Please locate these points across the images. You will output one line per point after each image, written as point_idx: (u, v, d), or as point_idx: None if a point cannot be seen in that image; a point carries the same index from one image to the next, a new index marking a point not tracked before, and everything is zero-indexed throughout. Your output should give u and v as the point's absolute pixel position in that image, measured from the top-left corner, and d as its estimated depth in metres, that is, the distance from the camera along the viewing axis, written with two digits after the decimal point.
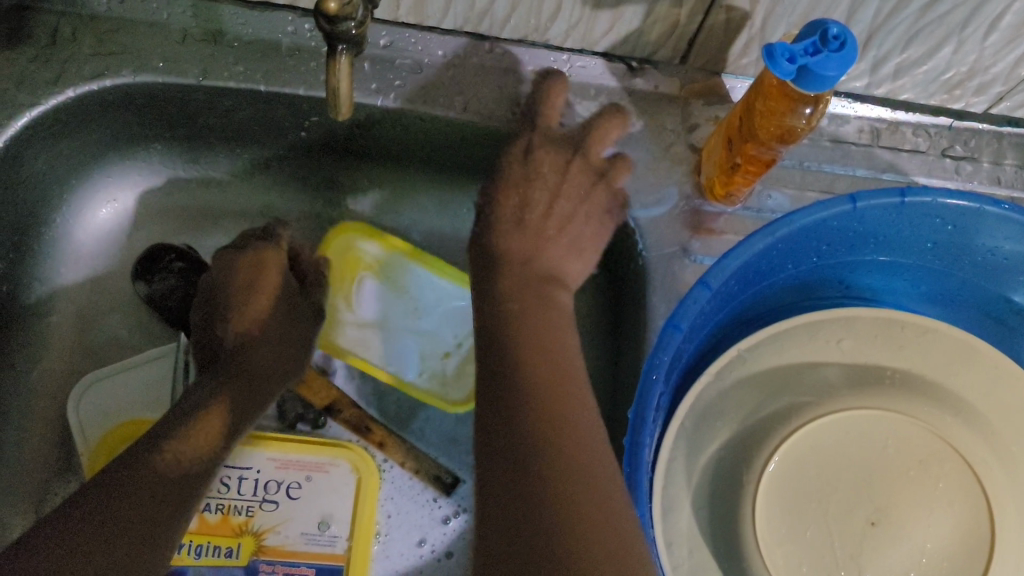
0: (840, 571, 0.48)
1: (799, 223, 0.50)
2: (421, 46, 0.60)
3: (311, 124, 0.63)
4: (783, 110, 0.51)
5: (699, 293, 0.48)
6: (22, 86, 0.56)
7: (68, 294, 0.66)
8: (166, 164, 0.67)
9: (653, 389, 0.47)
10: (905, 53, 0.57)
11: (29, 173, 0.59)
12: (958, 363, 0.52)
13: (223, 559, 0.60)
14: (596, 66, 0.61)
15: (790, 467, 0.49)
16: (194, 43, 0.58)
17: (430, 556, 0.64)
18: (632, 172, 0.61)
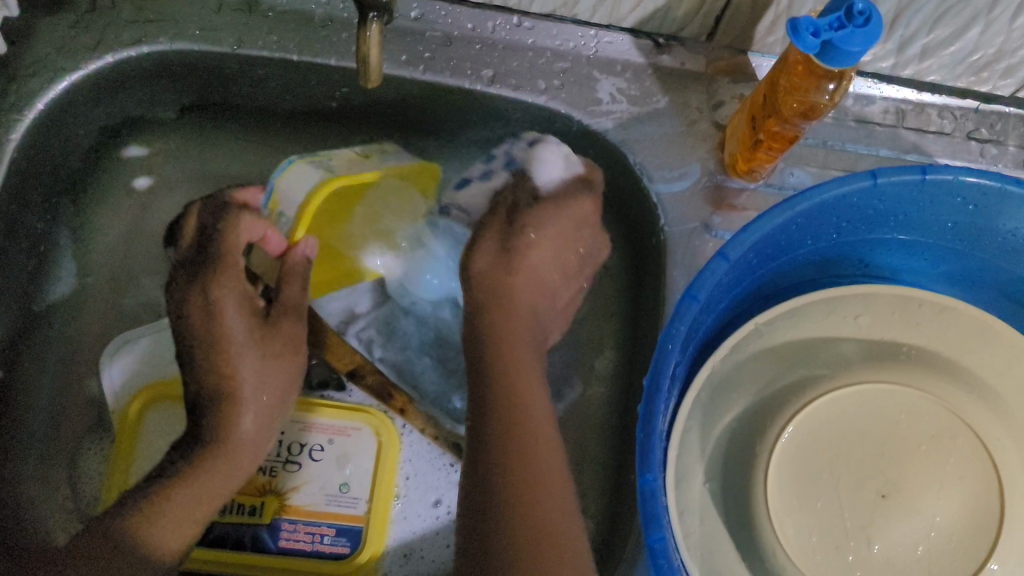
0: (849, 541, 0.48)
1: (821, 199, 0.50)
2: (451, 19, 0.61)
3: (341, 95, 0.64)
4: (807, 87, 0.51)
5: (717, 264, 0.48)
6: (62, 50, 0.58)
7: (102, 257, 0.67)
8: (200, 131, 0.69)
9: (669, 358, 0.47)
10: (932, 34, 0.57)
11: (68, 136, 0.61)
12: (974, 340, 0.52)
13: (246, 517, 0.62)
14: (623, 42, 0.62)
15: (803, 439, 0.50)
16: (229, 12, 0.60)
17: (447, 517, 0.64)
18: (655, 146, 0.61)
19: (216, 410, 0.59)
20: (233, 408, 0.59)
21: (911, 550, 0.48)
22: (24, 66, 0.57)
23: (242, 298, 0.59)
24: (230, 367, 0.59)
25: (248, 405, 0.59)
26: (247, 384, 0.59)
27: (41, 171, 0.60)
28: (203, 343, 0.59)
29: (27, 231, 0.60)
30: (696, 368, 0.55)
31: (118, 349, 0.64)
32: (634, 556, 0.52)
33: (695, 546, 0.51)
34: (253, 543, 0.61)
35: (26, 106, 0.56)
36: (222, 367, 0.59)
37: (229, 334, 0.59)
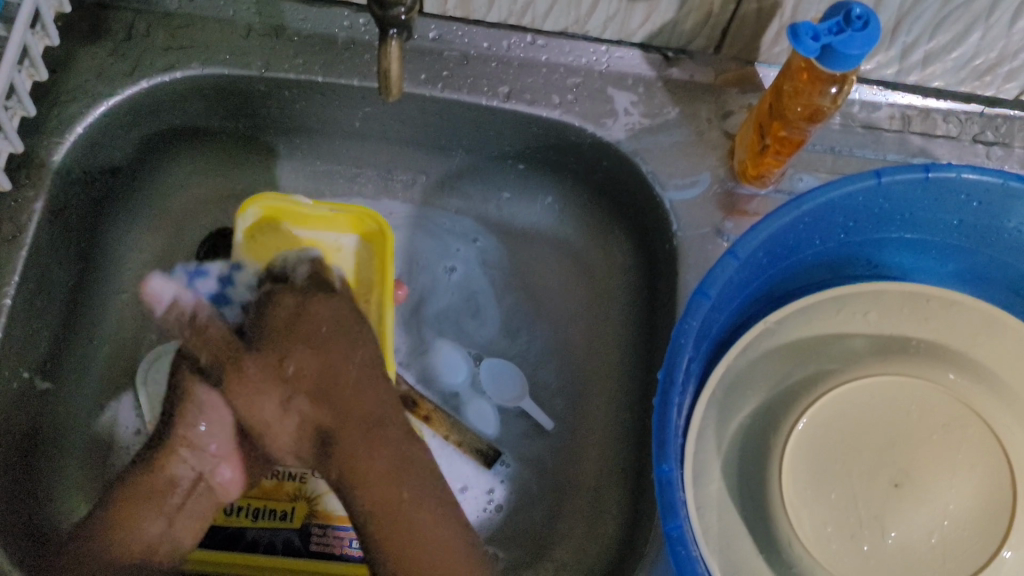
0: (864, 530, 0.49)
1: (826, 198, 0.52)
2: (468, 39, 0.64)
3: (364, 114, 0.67)
4: (810, 91, 0.53)
5: (727, 262, 0.50)
6: (101, 77, 0.61)
7: (135, 275, 0.70)
8: (231, 153, 0.72)
9: (682, 352, 0.48)
10: (933, 40, 0.59)
11: (106, 159, 0.64)
12: (982, 332, 0.54)
13: (279, 523, 0.64)
14: (633, 57, 0.65)
15: (817, 433, 0.51)
16: (257, 37, 0.63)
17: (482, 509, 0.65)
18: (666, 155, 0.62)
19: (138, 502, 0.58)
20: (137, 514, 0.58)
21: (926, 540, 0.49)
22: (64, 94, 0.60)
23: (202, 455, 0.61)
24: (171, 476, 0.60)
25: (201, 507, 0.60)
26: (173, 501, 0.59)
27: (82, 192, 0.63)
28: (149, 481, 0.59)
29: (67, 250, 0.63)
30: (710, 368, 0.56)
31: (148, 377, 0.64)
32: (655, 553, 0.53)
33: (713, 541, 0.52)
34: (284, 548, 0.63)
35: (67, 129, 0.59)
36: (155, 484, 0.59)
37: (163, 478, 0.60)
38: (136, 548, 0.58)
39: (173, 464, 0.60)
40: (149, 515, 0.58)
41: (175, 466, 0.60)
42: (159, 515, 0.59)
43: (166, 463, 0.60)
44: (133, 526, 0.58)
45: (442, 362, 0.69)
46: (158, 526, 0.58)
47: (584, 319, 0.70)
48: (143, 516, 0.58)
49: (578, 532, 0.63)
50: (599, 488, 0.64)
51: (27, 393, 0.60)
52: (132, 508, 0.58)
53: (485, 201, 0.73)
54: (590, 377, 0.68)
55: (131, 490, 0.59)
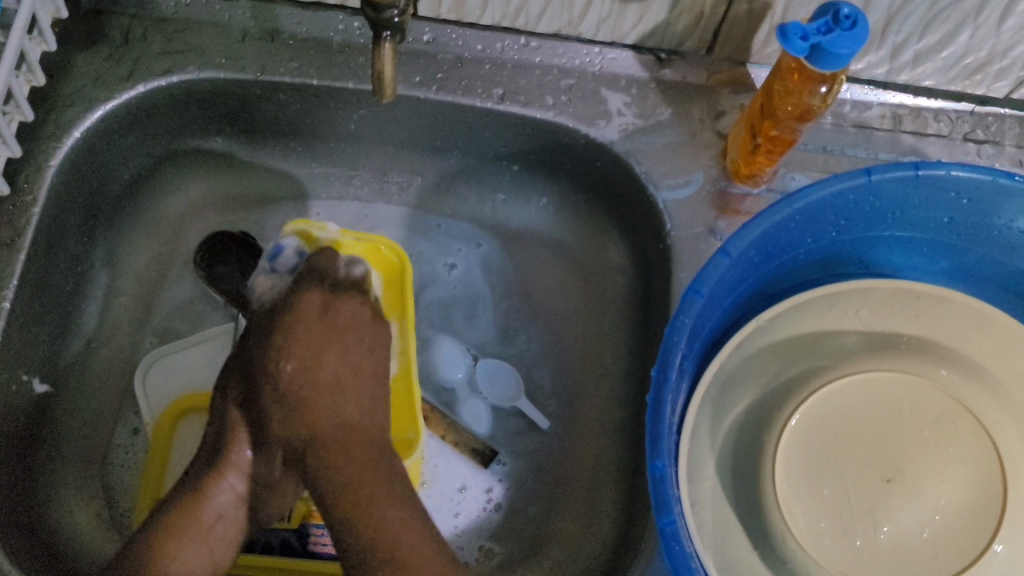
0: (857, 525, 0.50)
1: (817, 196, 0.52)
2: (462, 41, 0.65)
3: (360, 117, 0.68)
4: (801, 90, 0.54)
5: (719, 261, 0.50)
6: (98, 82, 0.61)
7: (133, 279, 0.70)
8: (227, 156, 0.72)
9: (675, 349, 0.48)
10: (922, 40, 0.59)
11: (104, 163, 0.64)
12: (973, 329, 0.54)
13: (276, 523, 0.64)
14: (626, 58, 0.65)
15: (809, 428, 0.52)
16: (253, 41, 0.63)
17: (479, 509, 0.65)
18: (659, 155, 0.63)
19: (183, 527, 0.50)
20: (184, 536, 0.50)
21: (918, 534, 0.49)
22: (61, 99, 0.61)
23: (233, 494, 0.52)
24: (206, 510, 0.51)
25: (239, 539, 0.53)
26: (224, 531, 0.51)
27: (79, 196, 0.63)
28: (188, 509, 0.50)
29: (65, 253, 0.63)
30: (703, 366, 0.56)
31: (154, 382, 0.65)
32: (651, 551, 0.54)
33: (708, 538, 0.52)
34: (282, 546, 0.64)
35: (64, 134, 0.60)
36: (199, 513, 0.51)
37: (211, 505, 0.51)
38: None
39: (212, 493, 0.52)
40: (203, 535, 0.50)
41: (219, 493, 0.52)
42: (213, 540, 0.51)
43: (210, 491, 0.52)
44: (181, 549, 0.49)
45: (443, 358, 0.69)
46: (208, 545, 0.51)
47: (580, 319, 0.70)
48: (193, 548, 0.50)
49: (574, 530, 0.64)
50: (595, 487, 0.65)
51: (25, 396, 0.60)
52: (195, 527, 0.50)
53: (481, 202, 0.73)
54: (586, 377, 0.69)
55: (180, 511, 0.50)
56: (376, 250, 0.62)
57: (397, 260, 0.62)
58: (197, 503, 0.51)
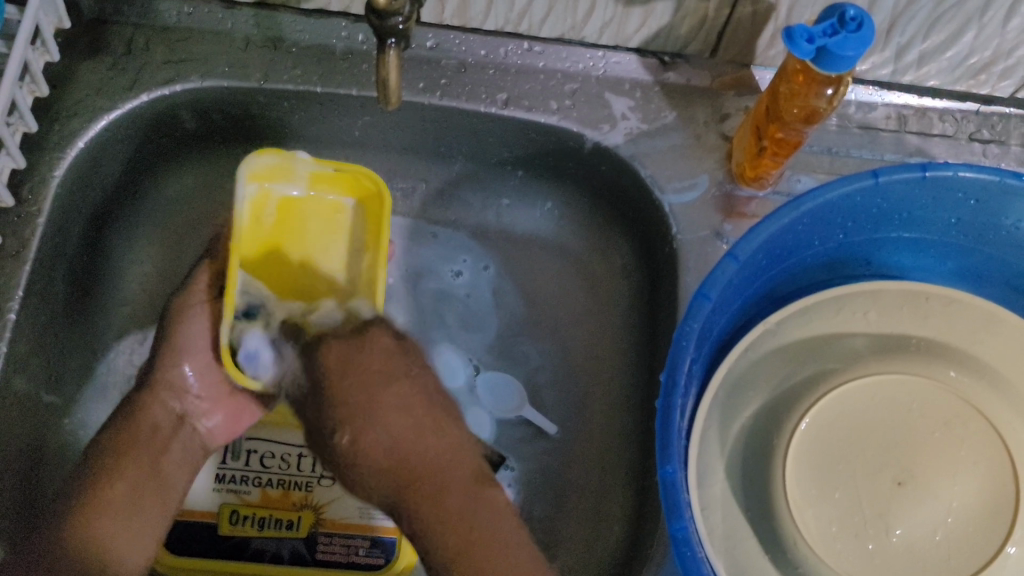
0: (868, 528, 0.50)
1: (824, 198, 0.52)
2: (465, 47, 0.64)
3: (363, 124, 0.68)
4: (806, 93, 0.53)
5: (727, 264, 0.50)
6: (101, 92, 0.61)
7: (138, 288, 0.70)
8: (231, 163, 0.72)
9: (684, 354, 0.48)
10: (927, 41, 0.59)
11: (108, 172, 0.64)
12: (982, 329, 0.54)
13: (284, 532, 0.64)
14: (630, 62, 0.65)
15: (819, 431, 0.52)
16: (256, 49, 0.63)
17: None
18: (664, 159, 0.63)
19: (121, 444, 0.59)
20: (119, 469, 0.58)
21: (930, 536, 0.49)
22: (65, 109, 0.60)
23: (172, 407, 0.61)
24: (140, 430, 0.60)
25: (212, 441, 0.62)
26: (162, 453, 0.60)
27: (82, 206, 0.63)
28: (122, 437, 0.59)
29: (71, 264, 0.63)
30: (711, 370, 0.56)
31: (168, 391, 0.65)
32: (661, 556, 0.54)
33: (718, 541, 0.52)
34: (291, 556, 0.63)
35: (68, 145, 0.60)
36: (128, 437, 0.59)
37: (147, 427, 0.60)
38: (122, 486, 0.57)
39: (149, 407, 0.60)
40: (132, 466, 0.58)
41: (156, 408, 0.61)
42: (151, 460, 0.59)
43: (144, 410, 0.60)
44: (109, 483, 0.57)
45: (440, 366, 0.69)
46: (142, 474, 0.58)
47: (586, 323, 0.70)
48: (123, 467, 0.58)
49: (582, 534, 0.64)
50: (603, 492, 0.65)
51: (33, 406, 0.60)
52: (125, 459, 0.58)
53: (486, 207, 0.73)
54: (593, 381, 0.69)
55: (116, 434, 0.59)
56: (358, 181, 0.61)
57: (375, 187, 0.60)
58: (132, 420, 0.60)
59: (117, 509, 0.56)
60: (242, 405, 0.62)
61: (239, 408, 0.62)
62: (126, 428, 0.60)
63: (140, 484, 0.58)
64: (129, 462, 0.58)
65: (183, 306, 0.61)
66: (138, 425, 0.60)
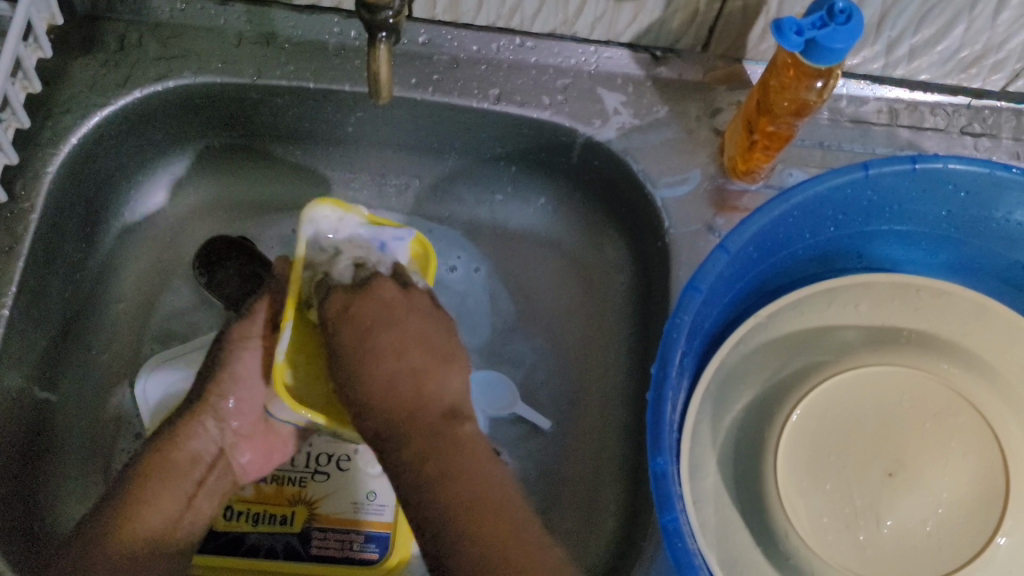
0: (859, 519, 0.50)
1: (814, 191, 0.52)
2: (457, 42, 0.65)
3: (356, 120, 0.68)
4: (796, 85, 0.53)
5: (718, 257, 0.50)
6: (94, 88, 0.61)
7: (132, 284, 0.70)
8: (225, 160, 0.72)
9: (675, 346, 0.48)
10: (917, 34, 0.59)
11: (101, 168, 0.65)
12: (972, 321, 0.54)
13: (279, 527, 0.64)
14: (622, 57, 0.65)
15: (810, 424, 0.52)
16: (248, 45, 0.63)
17: None
18: (656, 154, 0.63)
19: (157, 464, 0.59)
20: (154, 492, 0.57)
21: (920, 527, 0.49)
22: (58, 105, 0.61)
23: (211, 438, 0.62)
24: (177, 454, 0.60)
25: (241, 475, 0.63)
26: (194, 479, 0.60)
27: (76, 203, 0.63)
28: (154, 460, 0.59)
29: (64, 260, 0.63)
30: (703, 363, 0.56)
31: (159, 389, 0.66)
32: (653, 549, 0.54)
33: (710, 534, 0.52)
34: (285, 550, 0.63)
35: (61, 140, 0.60)
36: (168, 462, 0.59)
37: (186, 452, 0.60)
38: (155, 515, 0.57)
39: (192, 436, 0.61)
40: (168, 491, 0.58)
41: (198, 436, 0.61)
42: (186, 491, 0.59)
43: (186, 439, 0.60)
44: (147, 504, 0.57)
45: None
46: (174, 501, 0.58)
47: (580, 318, 0.70)
48: (160, 495, 0.58)
49: (576, 529, 0.64)
50: (597, 486, 0.65)
51: (26, 402, 0.61)
52: (162, 484, 0.58)
53: (479, 203, 0.73)
54: (586, 375, 0.69)
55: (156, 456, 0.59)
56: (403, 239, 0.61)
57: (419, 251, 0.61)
58: (171, 449, 0.60)
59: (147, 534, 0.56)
60: (274, 447, 0.64)
61: (273, 444, 0.64)
62: (164, 450, 0.60)
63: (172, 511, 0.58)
64: (166, 491, 0.58)
65: (240, 338, 0.63)
66: (176, 450, 0.60)
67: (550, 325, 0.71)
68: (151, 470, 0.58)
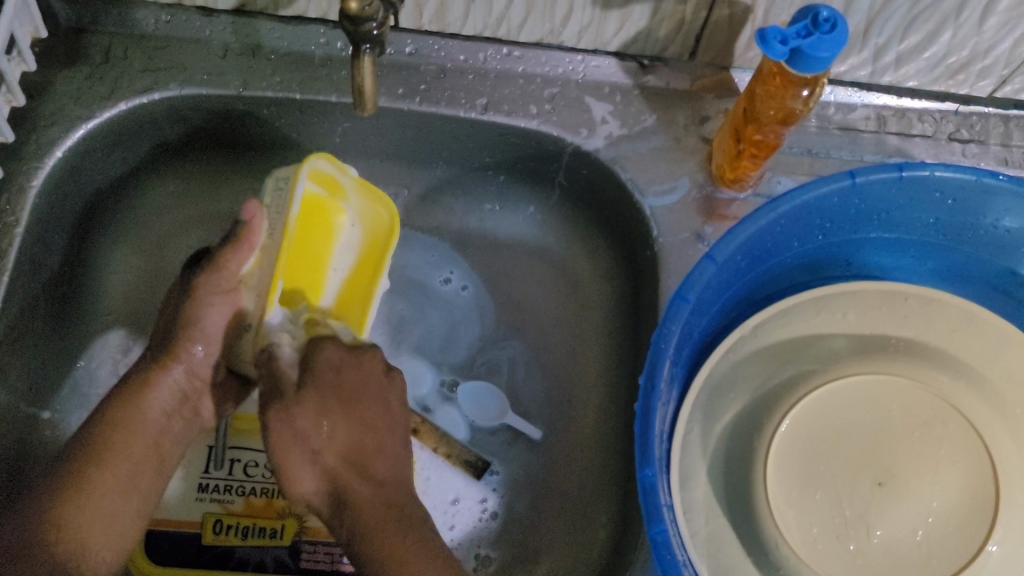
0: (849, 530, 0.50)
1: (802, 199, 0.52)
2: (444, 52, 0.64)
3: (343, 131, 0.67)
4: (782, 94, 0.53)
5: (705, 266, 0.50)
6: (79, 101, 0.61)
7: (120, 297, 0.69)
8: (212, 171, 0.72)
9: (663, 357, 0.48)
10: (904, 41, 0.59)
11: (86, 182, 0.64)
12: (961, 328, 0.54)
13: (268, 540, 0.64)
14: (609, 65, 0.65)
15: (800, 433, 0.52)
16: (234, 57, 0.63)
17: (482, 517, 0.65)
18: (645, 163, 0.63)
19: (119, 409, 0.57)
20: (118, 437, 0.56)
21: (910, 537, 0.49)
22: (43, 118, 0.60)
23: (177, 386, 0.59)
24: (141, 403, 0.57)
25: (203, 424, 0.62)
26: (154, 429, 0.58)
27: (61, 216, 0.63)
28: (118, 409, 0.56)
29: (50, 273, 0.63)
30: (692, 372, 0.56)
31: None
32: (643, 561, 0.53)
33: (701, 545, 0.52)
34: (274, 565, 0.63)
35: (46, 154, 0.59)
36: (129, 411, 0.57)
37: (153, 399, 0.58)
38: (125, 466, 0.55)
39: (158, 385, 0.58)
40: (125, 477, 0.55)
41: (164, 385, 0.58)
42: (150, 442, 0.57)
43: (144, 396, 0.58)
44: (110, 450, 0.55)
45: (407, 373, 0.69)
46: (129, 482, 0.55)
47: (571, 327, 0.70)
48: (126, 450, 0.55)
49: (567, 539, 0.64)
50: (588, 496, 0.65)
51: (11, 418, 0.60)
52: (113, 474, 0.54)
53: (469, 212, 0.73)
54: (577, 383, 0.69)
55: (120, 403, 0.57)
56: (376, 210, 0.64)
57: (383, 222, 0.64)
58: (138, 400, 0.57)
59: (116, 488, 0.54)
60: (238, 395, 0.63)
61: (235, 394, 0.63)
62: (129, 399, 0.57)
63: (129, 500, 0.55)
64: (133, 440, 0.56)
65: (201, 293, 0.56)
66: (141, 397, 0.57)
67: (540, 334, 0.70)
68: (115, 417, 0.56)
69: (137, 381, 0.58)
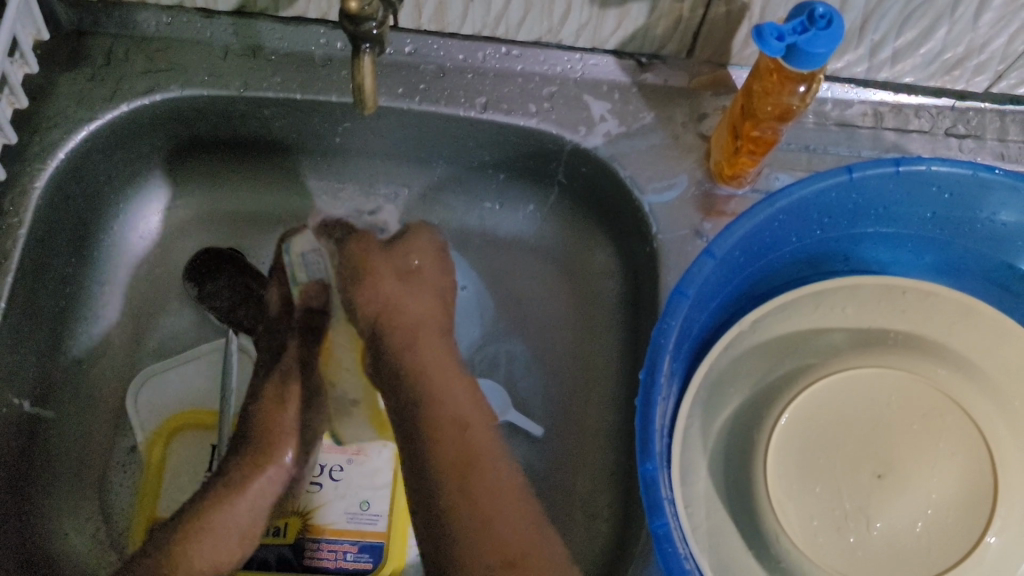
0: (849, 522, 0.50)
1: (800, 194, 0.52)
2: (444, 52, 0.65)
3: (344, 131, 0.68)
4: (779, 90, 0.54)
5: (704, 261, 0.50)
6: (82, 102, 0.62)
7: (123, 297, 0.70)
8: (213, 173, 0.72)
9: (662, 352, 0.49)
10: (900, 37, 0.60)
11: (88, 184, 0.65)
12: (959, 321, 0.55)
13: (271, 538, 0.64)
14: (607, 63, 0.65)
15: (799, 427, 0.52)
16: (235, 57, 0.64)
17: None
18: (644, 160, 0.63)
19: (232, 486, 0.62)
20: (218, 514, 0.61)
21: (909, 529, 0.50)
22: (45, 120, 0.61)
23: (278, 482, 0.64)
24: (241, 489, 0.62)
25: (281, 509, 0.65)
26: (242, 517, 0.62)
27: (63, 218, 0.63)
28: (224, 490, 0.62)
29: (53, 274, 0.63)
30: (692, 367, 0.57)
31: (153, 401, 0.66)
32: (645, 555, 0.54)
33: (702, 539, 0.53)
34: (278, 562, 0.64)
35: (48, 156, 0.60)
36: (227, 496, 0.62)
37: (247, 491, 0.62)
38: (225, 537, 0.61)
39: (258, 477, 0.63)
40: (224, 539, 0.61)
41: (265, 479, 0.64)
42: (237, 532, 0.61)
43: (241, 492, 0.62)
44: (217, 522, 0.61)
45: None
46: (228, 546, 0.61)
47: (572, 324, 0.71)
48: (223, 528, 0.61)
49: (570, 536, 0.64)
50: (591, 492, 0.65)
51: (16, 420, 0.61)
52: (213, 532, 0.60)
53: (469, 210, 0.73)
54: (579, 381, 0.69)
55: (221, 491, 0.62)
56: None
57: None
58: (241, 483, 0.62)
59: (219, 547, 0.60)
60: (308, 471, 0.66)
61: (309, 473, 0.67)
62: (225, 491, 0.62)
63: (228, 555, 0.61)
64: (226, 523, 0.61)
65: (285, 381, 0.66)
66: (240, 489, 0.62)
67: (542, 332, 0.71)
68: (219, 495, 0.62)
69: (227, 479, 0.63)
